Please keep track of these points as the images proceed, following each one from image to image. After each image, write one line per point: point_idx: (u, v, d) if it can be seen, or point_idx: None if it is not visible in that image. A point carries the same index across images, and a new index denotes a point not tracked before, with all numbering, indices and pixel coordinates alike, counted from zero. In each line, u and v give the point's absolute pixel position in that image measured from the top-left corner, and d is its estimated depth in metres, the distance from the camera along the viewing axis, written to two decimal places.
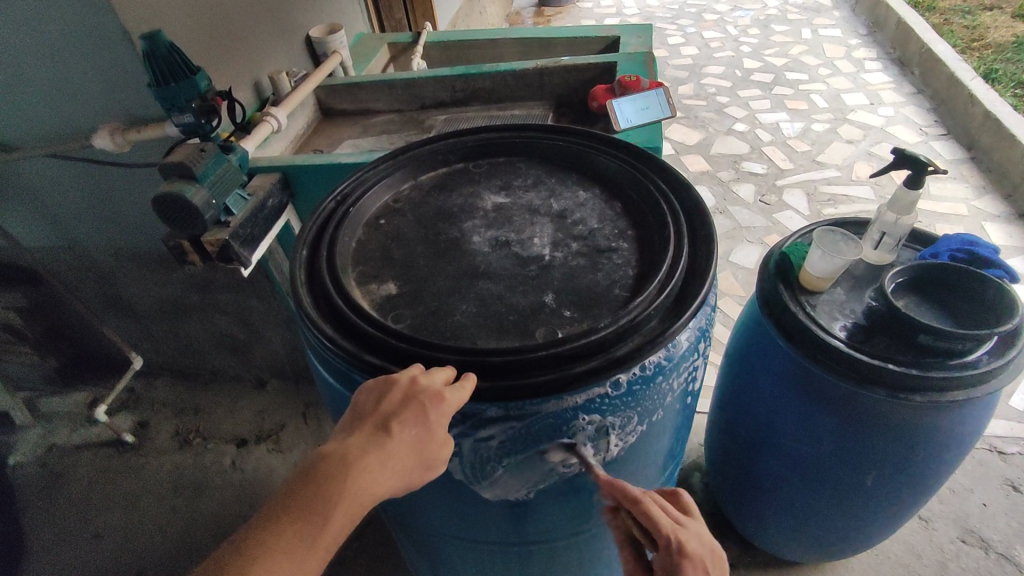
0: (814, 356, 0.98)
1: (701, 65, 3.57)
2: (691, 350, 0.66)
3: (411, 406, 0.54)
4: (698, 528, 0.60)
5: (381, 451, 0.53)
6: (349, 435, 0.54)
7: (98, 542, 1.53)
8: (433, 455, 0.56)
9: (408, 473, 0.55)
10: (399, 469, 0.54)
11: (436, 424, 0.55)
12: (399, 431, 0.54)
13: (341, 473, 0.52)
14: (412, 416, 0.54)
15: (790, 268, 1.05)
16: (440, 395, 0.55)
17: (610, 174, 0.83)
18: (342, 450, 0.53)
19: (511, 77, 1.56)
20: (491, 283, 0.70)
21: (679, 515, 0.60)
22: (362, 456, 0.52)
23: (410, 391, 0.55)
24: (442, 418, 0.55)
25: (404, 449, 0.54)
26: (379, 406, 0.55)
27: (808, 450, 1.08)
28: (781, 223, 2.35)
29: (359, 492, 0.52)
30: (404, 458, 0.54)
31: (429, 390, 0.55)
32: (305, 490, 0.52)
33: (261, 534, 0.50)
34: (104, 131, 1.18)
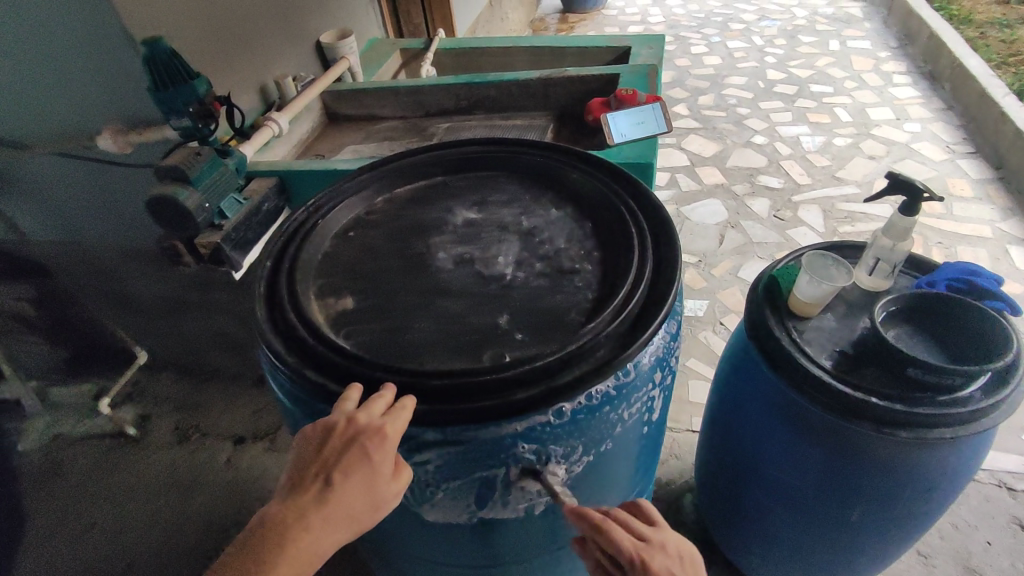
0: (797, 385, 0.94)
1: (724, 75, 3.52)
2: (645, 380, 0.64)
3: (352, 448, 0.53)
4: (664, 537, 0.60)
5: (322, 499, 0.51)
6: (291, 486, 0.53)
7: (91, 532, 1.59)
8: (383, 493, 0.54)
9: (356, 517, 0.53)
10: (344, 515, 0.52)
11: (381, 462, 0.53)
12: (341, 476, 0.52)
13: (281, 524, 0.50)
14: (354, 457, 0.52)
15: (778, 292, 1.03)
16: (381, 430, 0.53)
17: (586, 193, 0.81)
18: (284, 502, 0.52)
19: (514, 86, 1.55)
20: (449, 301, 0.69)
21: (644, 532, 0.60)
22: (303, 506, 0.51)
23: (350, 431, 0.53)
24: (388, 455, 0.53)
25: (348, 493, 0.52)
26: (321, 450, 0.53)
27: (793, 481, 1.04)
28: (794, 240, 2.30)
29: (302, 542, 0.50)
30: (349, 502, 0.52)
31: (370, 427, 0.53)
32: (248, 547, 0.50)
33: None
34: (106, 133, 1.22)
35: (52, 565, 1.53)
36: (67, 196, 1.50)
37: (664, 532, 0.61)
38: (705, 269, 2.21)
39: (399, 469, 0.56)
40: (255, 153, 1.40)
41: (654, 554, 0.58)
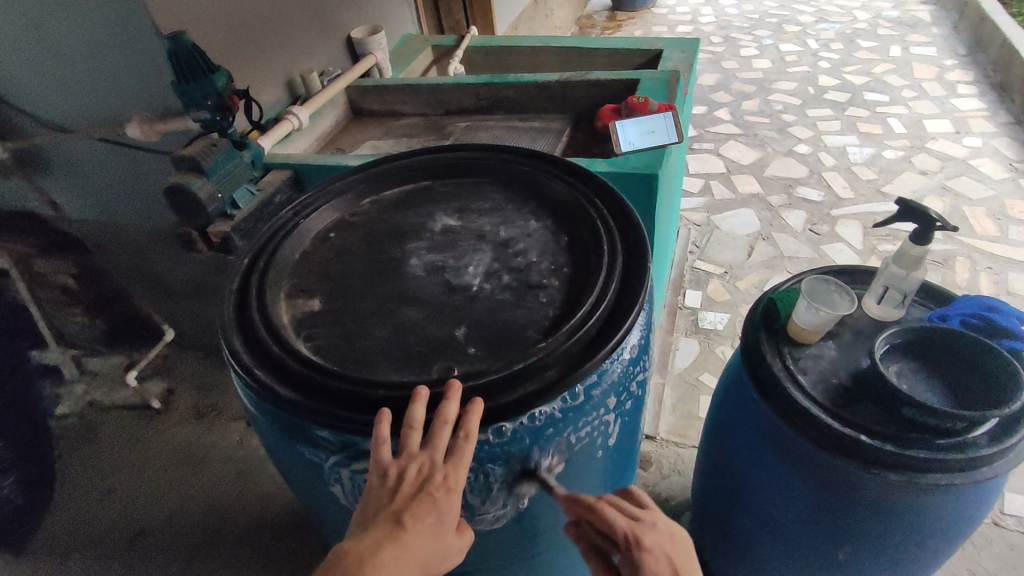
0: (787, 416, 0.90)
1: (772, 80, 3.38)
2: (596, 404, 0.63)
3: (421, 496, 0.52)
4: (656, 515, 0.62)
5: (398, 550, 0.49)
6: (360, 535, 0.50)
7: (112, 497, 1.68)
8: (446, 545, 0.53)
9: (425, 568, 0.51)
10: (416, 566, 0.50)
11: (448, 514, 0.53)
12: (412, 526, 0.51)
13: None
14: (424, 507, 0.51)
15: (776, 315, 0.99)
16: (447, 475, 0.53)
17: (567, 205, 0.80)
18: (356, 553, 0.49)
19: (534, 88, 1.53)
20: (411, 310, 0.69)
21: (636, 511, 0.61)
22: (378, 557, 0.49)
23: (419, 479, 0.53)
24: (454, 505, 0.53)
25: (421, 544, 0.51)
26: (389, 499, 0.52)
27: (782, 512, 1.00)
28: (828, 256, 2.20)
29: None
30: (421, 553, 0.51)
31: (438, 475, 0.53)
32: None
33: None
34: (134, 122, 1.30)
35: (75, 525, 1.62)
36: (105, 178, 1.58)
37: (654, 511, 0.63)
38: (729, 282, 2.14)
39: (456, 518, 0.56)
40: (274, 146, 1.44)
41: (646, 532, 0.59)
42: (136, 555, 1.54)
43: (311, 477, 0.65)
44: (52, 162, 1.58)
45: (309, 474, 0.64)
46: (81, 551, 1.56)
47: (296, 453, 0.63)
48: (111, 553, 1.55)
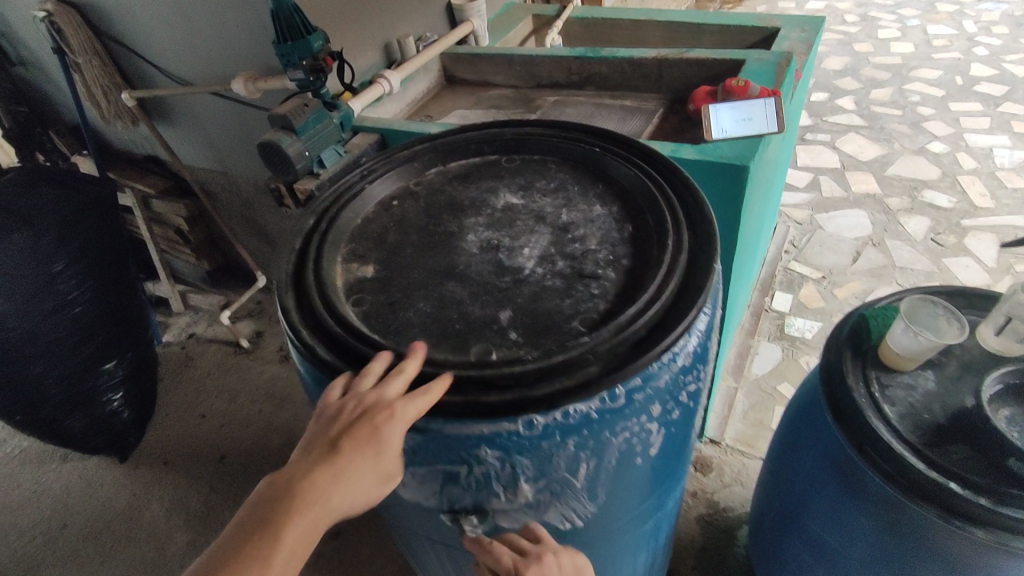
0: (860, 447, 0.81)
1: (912, 66, 3.01)
2: (639, 409, 0.59)
3: (361, 425, 0.53)
4: (545, 547, 0.61)
5: (333, 468, 0.52)
6: (305, 455, 0.54)
7: (201, 422, 1.85)
8: (387, 467, 0.55)
9: (364, 486, 0.54)
10: (353, 485, 0.53)
11: (389, 442, 0.54)
12: (350, 449, 0.53)
13: (295, 491, 0.52)
14: (364, 434, 0.53)
15: (867, 334, 0.88)
16: (390, 408, 0.53)
17: (633, 191, 0.76)
18: (297, 470, 0.53)
19: (628, 64, 1.45)
20: (457, 287, 0.68)
21: (526, 544, 0.61)
22: (313, 474, 0.52)
23: (364, 409, 0.54)
24: (396, 435, 0.54)
25: (356, 466, 0.53)
26: (332, 425, 0.54)
27: (840, 547, 0.90)
28: (949, 271, 1.95)
29: (312, 511, 0.52)
30: (358, 475, 0.53)
31: (381, 404, 0.54)
32: (259, 512, 0.52)
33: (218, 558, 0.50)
34: (239, 79, 1.36)
35: (170, 442, 1.81)
36: (215, 130, 1.71)
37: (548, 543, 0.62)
38: (827, 288, 1.96)
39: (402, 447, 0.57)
40: (365, 108, 1.47)
41: (531, 567, 0.59)
42: (216, 478, 1.69)
43: None
44: (174, 112, 1.73)
45: None
46: (173, 464, 1.75)
47: None
48: (198, 472, 1.72)
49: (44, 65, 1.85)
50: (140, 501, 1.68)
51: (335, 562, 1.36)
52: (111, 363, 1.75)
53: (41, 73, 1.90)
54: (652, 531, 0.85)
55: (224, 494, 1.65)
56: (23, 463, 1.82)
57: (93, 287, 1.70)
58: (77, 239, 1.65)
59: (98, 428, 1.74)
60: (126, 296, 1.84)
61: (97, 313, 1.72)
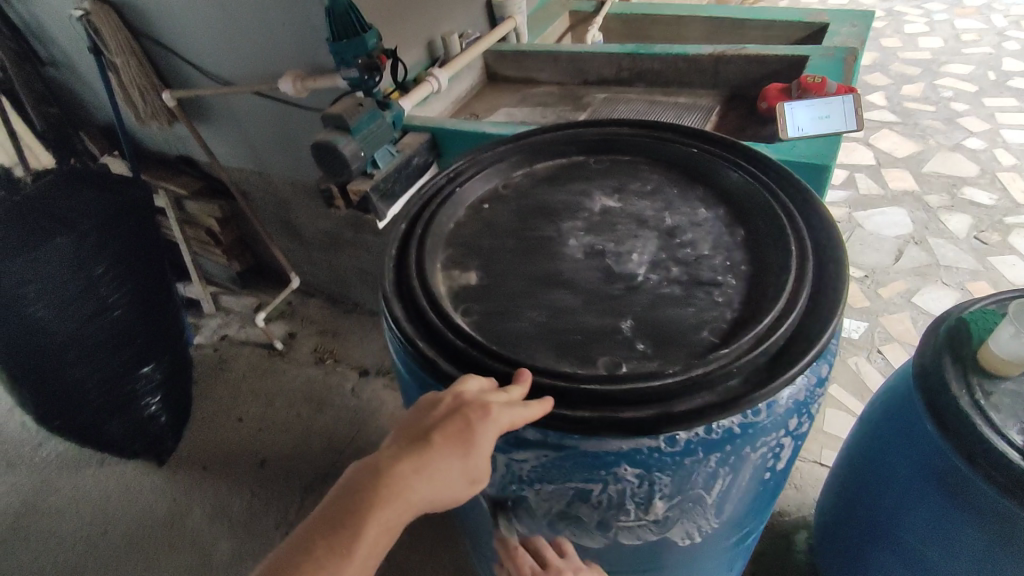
0: (969, 458, 0.78)
1: (941, 61, 2.97)
2: (777, 424, 0.57)
3: (455, 419, 0.51)
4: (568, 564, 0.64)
5: (418, 462, 0.50)
6: (390, 447, 0.52)
7: (239, 426, 1.82)
8: (475, 472, 0.52)
9: (447, 488, 0.51)
10: (438, 483, 0.50)
11: (481, 441, 0.51)
12: (439, 444, 0.50)
13: (377, 483, 0.49)
14: (455, 429, 0.51)
15: (965, 340, 0.84)
16: (486, 406, 0.51)
17: (740, 193, 0.73)
18: (381, 462, 0.50)
19: (682, 61, 1.43)
20: (567, 294, 0.65)
21: None
22: (397, 468, 0.49)
23: (458, 404, 0.52)
24: (489, 435, 0.51)
25: (444, 464, 0.50)
26: (422, 419, 0.52)
27: (936, 557, 0.88)
28: (995, 269, 1.92)
29: (392, 510, 0.48)
30: (443, 475, 0.50)
31: (476, 402, 0.52)
32: (337, 505, 0.49)
33: (296, 546, 0.47)
34: (288, 77, 1.33)
35: (207, 446, 1.78)
36: (255, 130, 1.68)
37: None
38: (871, 287, 1.93)
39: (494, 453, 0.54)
40: (413, 107, 1.45)
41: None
42: (259, 482, 1.66)
43: None
44: (212, 112, 1.71)
45: None
46: (211, 468, 1.72)
47: None
48: (238, 477, 1.69)
49: (79, 66, 1.82)
50: (181, 506, 1.65)
51: (388, 569, 1.32)
52: (148, 367, 1.72)
53: (72, 72, 1.87)
54: (739, 551, 0.82)
55: (267, 499, 1.62)
56: (57, 468, 1.79)
57: (132, 288, 1.68)
58: (117, 239, 1.63)
59: (136, 435, 1.72)
60: (163, 297, 1.80)
61: (134, 317, 1.69)
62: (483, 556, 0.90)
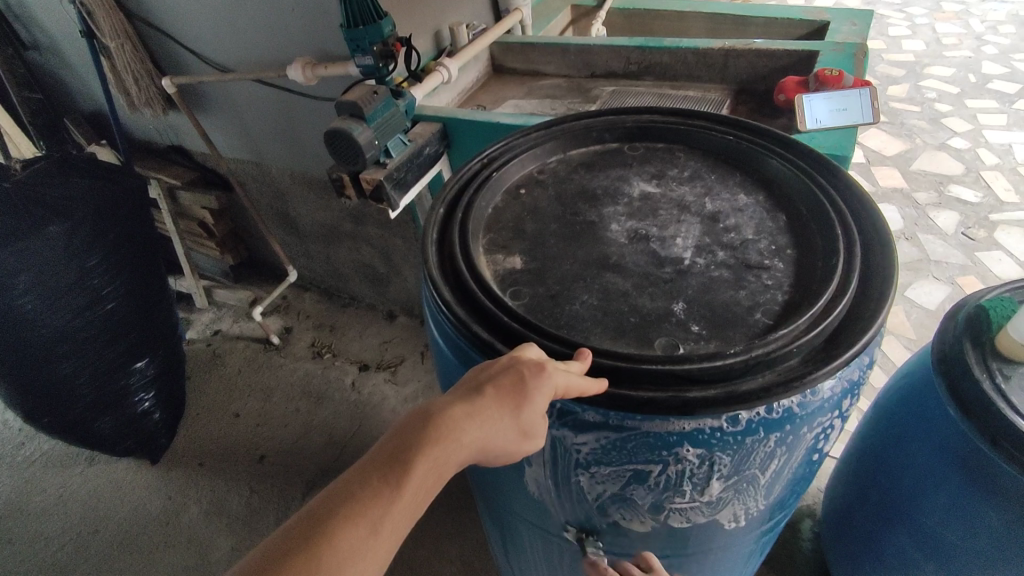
0: (993, 441, 0.80)
1: (924, 64, 3.05)
2: (832, 403, 0.57)
3: (509, 374, 0.51)
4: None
5: (470, 409, 0.50)
6: (443, 395, 0.51)
7: (235, 422, 1.76)
8: (525, 427, 0.52)
9: (496, 439, 0.51)
10: (487, 434, 0.50)
11: (533, 397, 0.51)
12: (493, 395, 0.50)
13: (430, 424, 0.49)
14: (509, 383, 0.51)
15: (984, 326, 0.86)
16: (541, 364, 0.51)
17: (782, 181, 0.74)
18: (433, 407, 0.50)
19: (691, 55, 1.44)
20: (618, 278, 0.65)
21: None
22: (449, 412, 0.49)
23: (512, 361, 0.53)
24: (542, 392, 0.51)
25: (496, 414, 0.50)
26: (476, 372, 0.52)
27: (955, 540, 0.90)
28: (983, 264, 1.98)
29: (443, 453, 0.48)
30: (492, 425, 0.50)
31: (531, 360, 0.52)
32: (389, 446, 0.48)
33: (346, 481, 0.46)
34: (297, 65, 1.30)
35: (202, 441, 1.73)
36: (254, 119, 1.64)
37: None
38: None
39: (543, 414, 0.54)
40: (423, 97, 1.43)
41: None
42: (258, 477, 1.61)
43: None
44: (210, 100, 1.66)
45: None
46: (208, 464, 1.67)
47: None
48: (236, 473, 1.63)
49: (68, 54, 1.76)
50: (177, 504, 1.59)
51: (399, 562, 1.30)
52: (142, 362, 1.66)
53: (60, 59, 1.81)
54: (766, 540, 0.82)
55: (266, 496, 1.57)
56: (44, 468, 1.73)
57: (127, 282, 1.62)
58: (110, 231, 1.56)
59: (128, 431, 1.66)
60: (156, 293, 1.74)
61: (128, 311, 1.62)
62: (512, 546, 0.89)
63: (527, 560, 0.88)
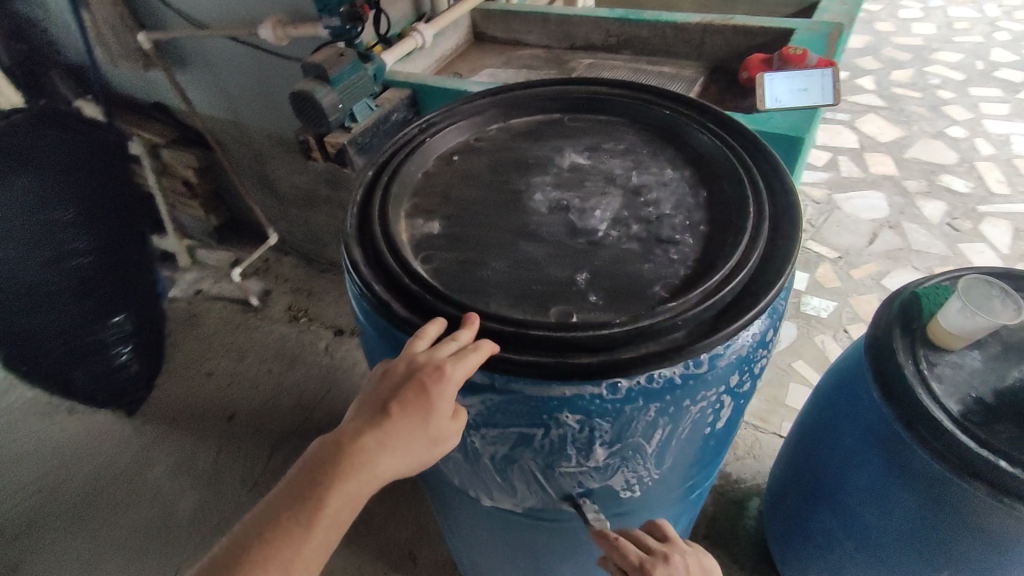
0: (909, 426, 0.81)
1: (933, 48, 2.97)
2: (718, 377, 0.58)
3: (411, 386, 0.52)
4: (672, 549, 0.61)
5: (380, 435, 0.51)
6: (353, 419, 0.53)
7: (209, 380, 1.80)
8: (437, 434, 0.53)
9: (411, 454, 0.52)
10: (401, 452, 0.51)
11: (438, 405, 0.52)
12: (399, 413, 0.51)
13: (338, 455, 0.50)
14: (412, 396, 0.52)
15: (916, 312, 0.88)
16: (440, 369, 0.52)
17: (711, 158, 0.74)
18: (343, 434, 0.51)
19: (670, 29, 1.41)
20: (532, 246, 0.66)
21: (652, 544, 0.61)
22: (357, 440, 0.51)
23: (412, 367, 0.53)
24: (445, 395, 0.52)
25: (405, 433, 0.51)
26: (382, 388, 0.53)
27: (874, 521, 0.93)
28: (964, 256, 1.97)
29: (356, 481, 0.50)
30: (404, 443, 0.51)
31: (430, 363, 0.52)
32: (302, 478, 0.51)
33: (263, 519, 0.49)
34: (268, 24, 1.30)
35: (177, 397, 1.77)
36: (233, 78, 1.64)
37: (674, 545, 0.62)
38: (842, 268, 1.95)
39: (456, 412, 0.55)
40: (395, 63, 1.42)
41: (658, 564, 0.59)
42: (229, 434, 1.66)
43: None
44: (190, 58, 1.66)
45: None
46: (181, 419, 1.72)
47: None
48: (208, 429, 1.68)
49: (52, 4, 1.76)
50: (149, 457, 1.64)
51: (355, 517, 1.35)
52: (118, 317, 1.73)
53: None
54: (685, 507, 0.85)
55: (235, 452, 1.61)
56: (25, 415, 1.78)
57: (97, 236, 1.70)
58: (76, 184, 1.65)
59: (103, 384, 1.72)
60: (136, 251, 1.82)
61: (101, 264, 1.70)
62: (440, 506, 0.91)
63: (455, 519, 0.91)
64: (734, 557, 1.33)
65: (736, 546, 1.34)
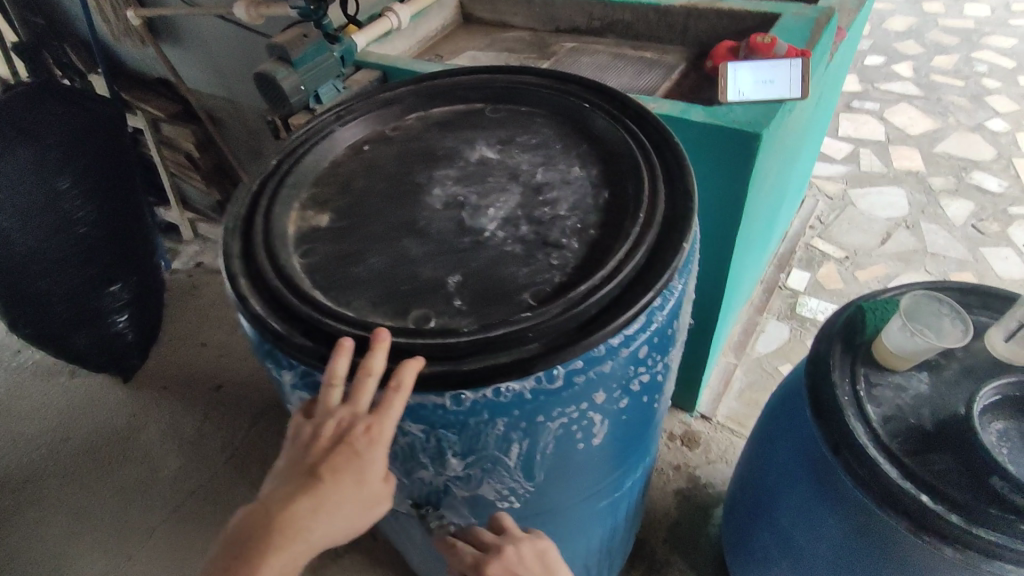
0: (836, 450, 0.76)
1: (984, 32, 2.74)
2: (578, 392, 0.56)
3: (342, 448, 0.49)
4: (505, 539, 0.62)
5: (313, 505, 0.47)
6: (280, 485, 0.49)
7: (200, 351, 1.86)
8: (374, 497, 0.50)
9: (348, 519, 0.49)
10: (337, 520, 0.48)
11: (372, 467, 0.49)
12: (332, 480, 0.48)
13: (268, 524, 0.47)
14: (342, 461, 0.48)
15: (861, 328, 0.82)
16: (370, 428, 0.49)
17: (622, 156, 0.70)
18: (270, 502, 0.48)
19: (654, 13, 1.34)
20: (413, 244, 0.64)
21: (487, 538, 0.63)
22: (288, 509, 0.47)
23: (341, 427, 0.49)
24: (378, 455, 0.49)
25: (340, 501, 0.48)
26: (309, 450, 0.49)
27: (804, 543, 0.88)
28: (985, 261, 1.83)
29: (289, 552, 0.47)
30: (341, 510, 0.48)
31: (359, 421, 0.49)
32: (231, 550, 0.48)
33: None
34: (241, 3, 1.30)
35: (169, 367, 1.83)
36: (222, 55, 1.66)
37: (510, 533, 0.63)
38: (848, 269, 1.84)
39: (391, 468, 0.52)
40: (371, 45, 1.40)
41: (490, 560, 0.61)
42: (213, 405, 1.71)
43: (278, 389, 0.64)
44: (183, 35, 1.68)
45: (276, 387, 0.64)
46: (171, 387, 1.78)
47: (266, 367, 0.62)
48: (194, 399, 1.74)
49: None
50: (138, 422, 1.71)
51: None
52: (117, 286, 1.78)
53: None
54: (595, 518, 0.83)
55: (217, 424, 1.67)
56: (32, 375, 1.88)
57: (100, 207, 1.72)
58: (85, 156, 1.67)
59: (101, 349, 1.75)
60: (131, 220, 1.85)
61: (100, 236, 1.73)
62: None
63: None
64: (689, 563, 1.30)
65: (693, 552, 1.31)
